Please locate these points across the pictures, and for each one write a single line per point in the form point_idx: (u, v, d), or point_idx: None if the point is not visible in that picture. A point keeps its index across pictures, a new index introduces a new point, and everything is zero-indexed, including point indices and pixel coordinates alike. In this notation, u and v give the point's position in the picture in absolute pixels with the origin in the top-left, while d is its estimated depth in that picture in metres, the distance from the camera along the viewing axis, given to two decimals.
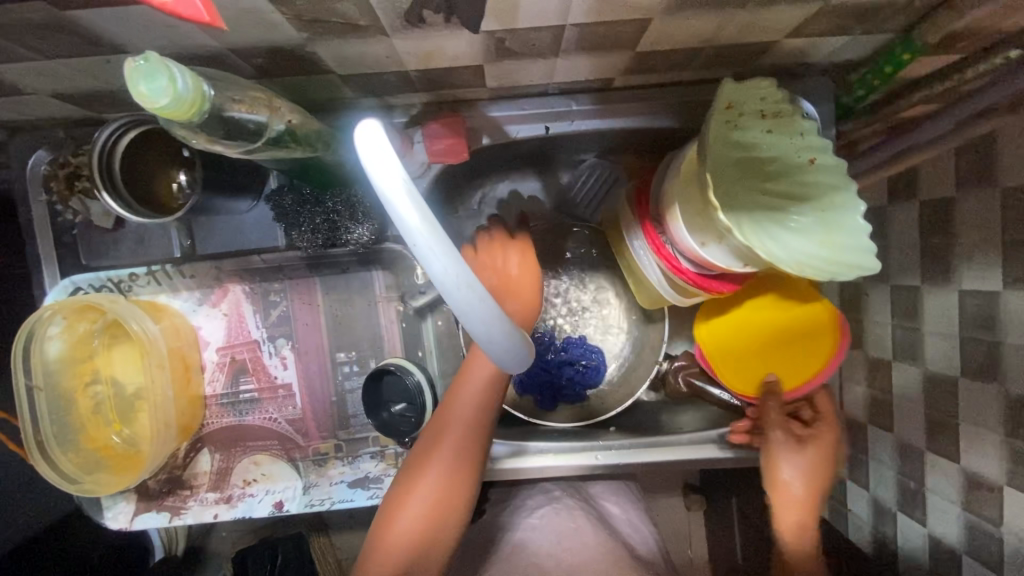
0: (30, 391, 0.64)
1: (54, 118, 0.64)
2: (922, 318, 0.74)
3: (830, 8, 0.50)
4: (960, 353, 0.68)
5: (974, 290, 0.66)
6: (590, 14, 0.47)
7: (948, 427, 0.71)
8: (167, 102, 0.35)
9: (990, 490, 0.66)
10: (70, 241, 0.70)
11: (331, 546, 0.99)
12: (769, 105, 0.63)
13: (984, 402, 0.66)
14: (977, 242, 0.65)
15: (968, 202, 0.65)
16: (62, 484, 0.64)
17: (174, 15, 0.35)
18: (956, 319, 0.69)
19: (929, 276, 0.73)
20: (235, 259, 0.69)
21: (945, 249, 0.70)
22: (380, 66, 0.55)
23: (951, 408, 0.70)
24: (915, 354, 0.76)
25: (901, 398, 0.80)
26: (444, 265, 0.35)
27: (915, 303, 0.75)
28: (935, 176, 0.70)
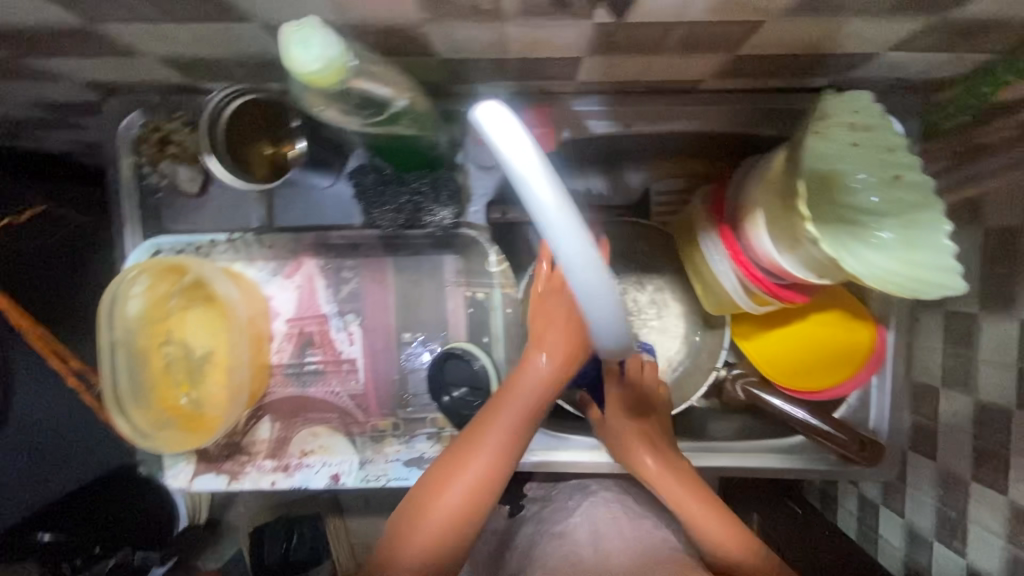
0: (113, 345, 0.66)
1: (152, 84, 0.66)
2: (976, 346, 0.73)
3: (941, 24, 0.50)
4: (1015, 384, 0.68)
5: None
6: (706, 13, 0.47)
7: (998, 457, 0.70)
8: (317, 66, 0.36)
9: None
10: (154, 203, 0.72)
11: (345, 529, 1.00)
12: (862, 117, 0.62)
13: None
14: None
15: None
16: (134, 438, 0.66)
17: None
18: (1014, 350, 0.68)
19: (988, 305, 0.71)
20: (315, 233, 0.70)
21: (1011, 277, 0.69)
22: (481, 52, 0.55)
23: (1002, 439, 0.70)
24: (967, 382, 0.75)
25: (949, 426, 0.78)
26: (577, 245, 0.36)
27: (970, 330, 0.74)
28: (1002, 207, 0.66)
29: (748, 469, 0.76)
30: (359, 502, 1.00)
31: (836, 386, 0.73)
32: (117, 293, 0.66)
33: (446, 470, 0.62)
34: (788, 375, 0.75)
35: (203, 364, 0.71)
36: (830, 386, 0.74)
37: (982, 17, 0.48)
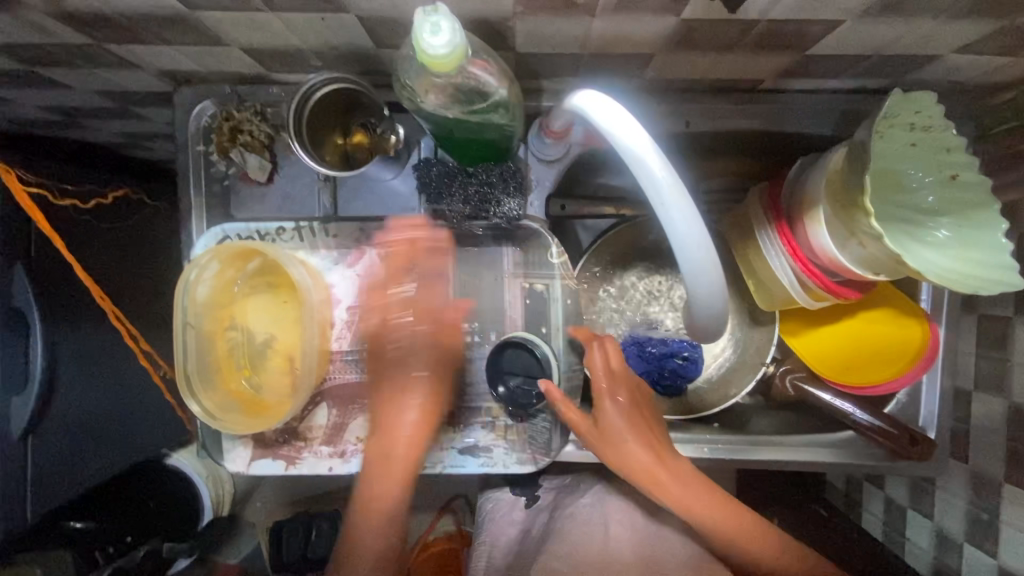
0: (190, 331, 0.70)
1: (228, 73, 0.68)
2: (1012, 348, 0.74)
3: (1010, 28, 0.52)
4: None
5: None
6: (789, 12, 0.49)
7: None
8: (443, 51, 0.38)
9: None
10: (219, 190, 0.74)
11: None
12: (923, 119, 0.63)
13: None
14: None
15: None
16: (204, 419, 0.70)
17: None
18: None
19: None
20: (381, 223, 0.72)
21: None
22: (558, 48, 0.57)
23: None
24: (1000, 385, 0.76)
25: (980, 429, 0.79)
26: (689, 219, 0.38)
27: (1004, 333, 0.76)
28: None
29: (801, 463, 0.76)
30: None
31: (885, 379, 0.74)
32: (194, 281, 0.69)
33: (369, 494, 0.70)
34: (836, 370, 0.76)
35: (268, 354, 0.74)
36: (879, 380, 0.75)
37: None
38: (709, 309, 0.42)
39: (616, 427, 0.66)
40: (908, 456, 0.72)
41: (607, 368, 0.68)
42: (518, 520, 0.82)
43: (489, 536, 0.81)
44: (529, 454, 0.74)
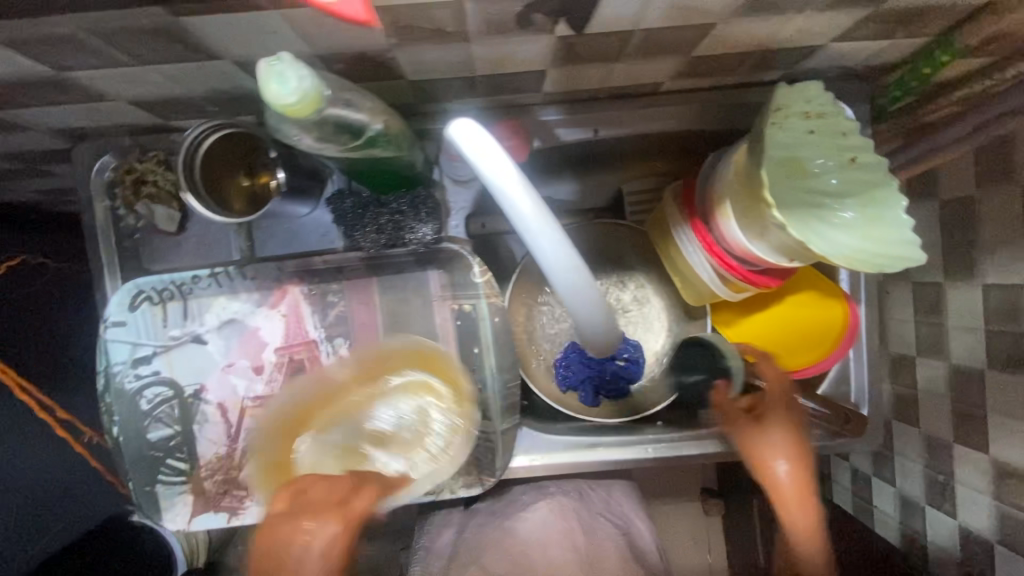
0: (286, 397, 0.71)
1: (122, 125, 0.66)
2: (946, 313, 0.77)
3: (878, 14, 0.53)
4: (987, 347, 0.71)
5: (998, 284, 0.69)
6: (660, 20, 0.50)
7: (977, 418, 0.73)
8: (293, 98, 0.37)
9: (1021, 479, 0.68)
10: (132, 245, 0.72)
11: None
12: (815, 106, 0.65)
13: (1013, 392, 0.68)
14: (1000, 238, 0.68)
15: (994, 198, 0.68)
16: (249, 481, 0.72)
17: (337, 16, 0.37)
18: (981, 312, 0.72)
19: (952, 274, 0.75)
20: (298, 259, 0.71)
21: (967, 246, 0.72)
22: (448, 71, 0.57)
23: (979, 401, 0.73)
24: (940, 348, 0.79)
25: (927, 394, 0.81)
26: (554, 244, 0.39)
27: (938, 299, 0.78)
28: (955, 176, 0.73)
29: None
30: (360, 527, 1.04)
31: (814, 361, 0.76)
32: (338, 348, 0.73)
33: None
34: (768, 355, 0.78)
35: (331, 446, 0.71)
36: (809, 361, 0.77)
37: (915, 5, 0.52)
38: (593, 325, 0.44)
39: (784, 442, 0.65)
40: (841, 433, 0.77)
41: (778, 378, 0.69)
42: (453, 521, 0.84)
43: (426, 541, 0.82)
44: (475, 476, 0.73)
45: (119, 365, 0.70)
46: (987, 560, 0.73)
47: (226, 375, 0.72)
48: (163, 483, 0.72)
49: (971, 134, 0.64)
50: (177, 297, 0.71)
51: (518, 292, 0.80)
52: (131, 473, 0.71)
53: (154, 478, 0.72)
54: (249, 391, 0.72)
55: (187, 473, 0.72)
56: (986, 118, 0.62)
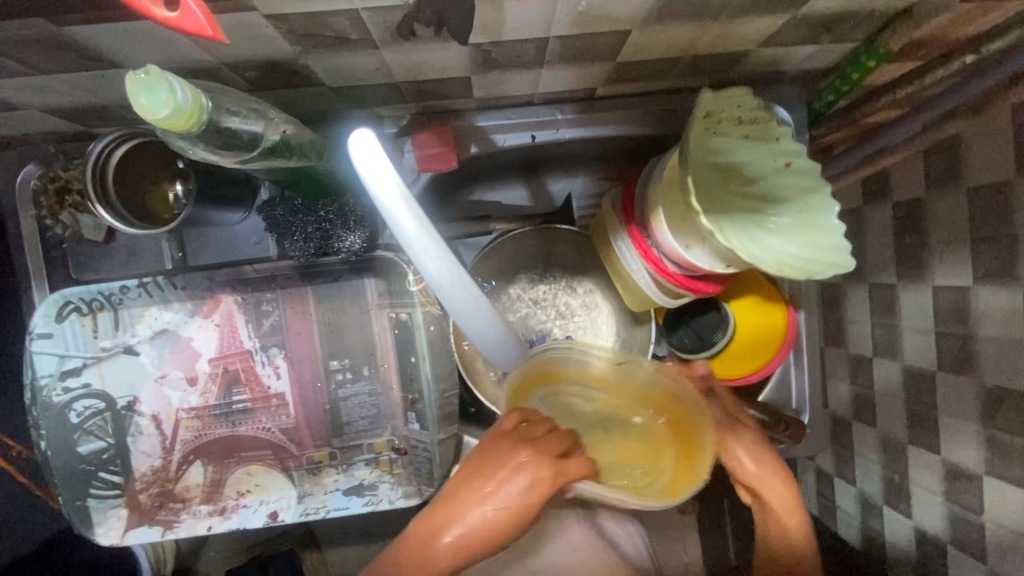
0: (612, 358, 0.62)
1: (44, 134, 0.65)
2: (899, 314, 0.77)
3: (796, 20, 0.53)
4: (937, 348, 0.71)
5: (947, 285, 0.68)
6: (571, 27, 0.49)
7: (929, 419, 0.73)
8: (167, 112, 0.36)
9: (970, 480, 0.68)
10: (60, 254, 0.70)
11: (324, 562, 1.12)
12: (746, 112, 0.65)
13: (961, 393, 0.68)
14: (948, 239, 0.67)
15: (940, 200, 0.68)
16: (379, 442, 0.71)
17: (179, 31, 0.34)
18: (931, 314, 0.72)
19: (905, 274, 0.75)
20: (228, 269, 0.70)
21: (918, 247, 0.72)
22: (369, 78, 0.56)
23: (930, 402, 0.73)
24: (895, 350, 0.79)
25: (884, 395, 0.82)
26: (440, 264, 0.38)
27: (892, 300, 0.78)
28: (906, 173, 0.73)
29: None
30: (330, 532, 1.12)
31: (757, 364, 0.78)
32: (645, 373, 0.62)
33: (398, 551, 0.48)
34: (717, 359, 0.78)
35: (623, 465, 0.59)
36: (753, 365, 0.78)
37: (831, 10, 0.51)
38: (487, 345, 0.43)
39: (742, 433, 0.60)
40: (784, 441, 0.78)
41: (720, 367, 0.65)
42: None
43: None
44: (415, 487, 0.73)
45: (45, 378, 0.69)
46: (941, 562, 0.73)
47: (159, 386, 0.71)
48: (95, 497, 0.71)
49: (916, 135, 0.65)
50: (107, 308, 0.69)
51: None
52: (61, 488, 0.70)
53: (85, 492, 0.70)
54: (183, 402, 0.71)
55: (121, 486, 0.71)
56: (926, 119, 0.63)
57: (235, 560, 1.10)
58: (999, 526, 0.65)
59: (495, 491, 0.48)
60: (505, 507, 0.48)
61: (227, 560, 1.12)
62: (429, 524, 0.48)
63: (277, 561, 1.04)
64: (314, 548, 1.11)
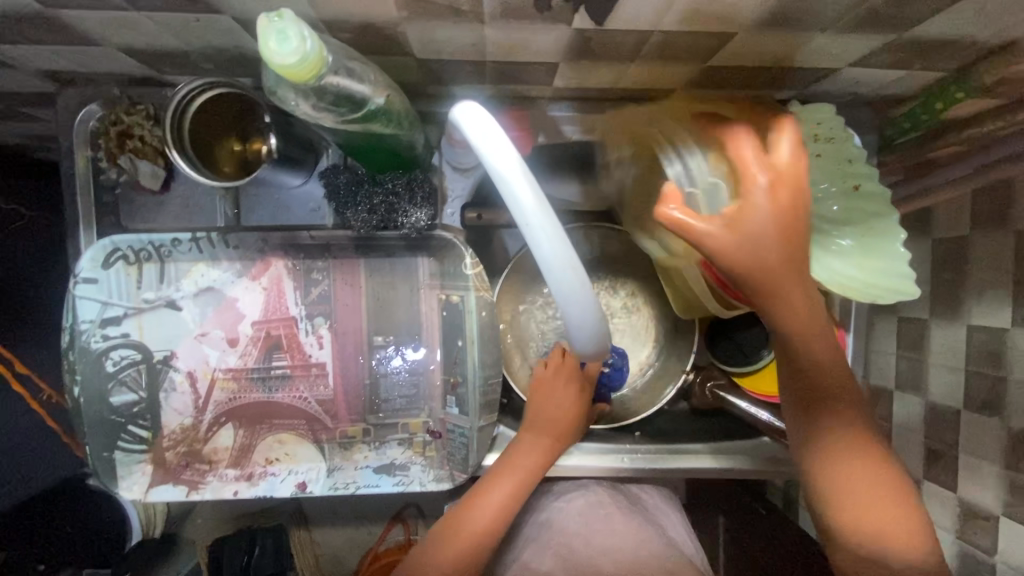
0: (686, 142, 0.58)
1: (111, 74, 0.63)
2: (928, 350, 0.77)
3: (897, 42, 0.53)
4: (965, 386, 0.71)
5: (982, 325, 0.69)
6: (680, 23, 0.48)
7: (948, 456, 0.74)
8: (293, 59, 0.35)
9: (985, 520, 0.70)
10: (111, 200, 0.69)
11: (311, 541, 1.12)
12: (824, 130, 0.65)
13: (987, 435, 0.69)
14: (989, 280, 0.68)
15: (985, 241, 0.68)
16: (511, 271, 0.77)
17: None
18: (962, 353, 0.72)
19: (939, 311, 0.75)
20: (284, 233, 0.69)
21: (957, 285, 0.72)
22: (457, 53, 0.55)
23: (952, 439, 0.74)
24: (919, 385, 0.79)
25: (900, 429, 0.82)
26: (555, 246, 0.37)
27: (922, 335, 0.78)
28: (952, 215, 0.73)
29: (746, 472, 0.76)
30: (320, 513, 1.13)
31: None
32: (705, 194, 0.52)
33: (467, 505, 0.66)
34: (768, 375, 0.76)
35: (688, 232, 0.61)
36: None
37: (934, 37, 0.51)
38: (583, 331, 0.43)
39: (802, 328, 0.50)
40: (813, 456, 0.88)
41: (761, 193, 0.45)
42: None
43: None
44: (447, 471, 0.72)
45: (86, 324, 0.67)
46: None
47: (198, 344, 0.70)
48: (122, 450, 0.69)
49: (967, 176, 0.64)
50: (154, 259, 0.68)
51: (504, 297, 0.79)
52: (89, 437, 0.69)
53: (112, 444, 0.69)
54: (221, 362, 0.70)
55: (148, 441, 0.70)
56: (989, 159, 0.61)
57: (222, 530, 1.10)
58: (1010, 568, 0.66)
59: (540, 419, 0.71)
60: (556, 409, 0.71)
61: (211, 530, 1.11)
62: (484, 484, 0.67)
63: (266, 535, 1.06)
64: (304, 526, 1.12)
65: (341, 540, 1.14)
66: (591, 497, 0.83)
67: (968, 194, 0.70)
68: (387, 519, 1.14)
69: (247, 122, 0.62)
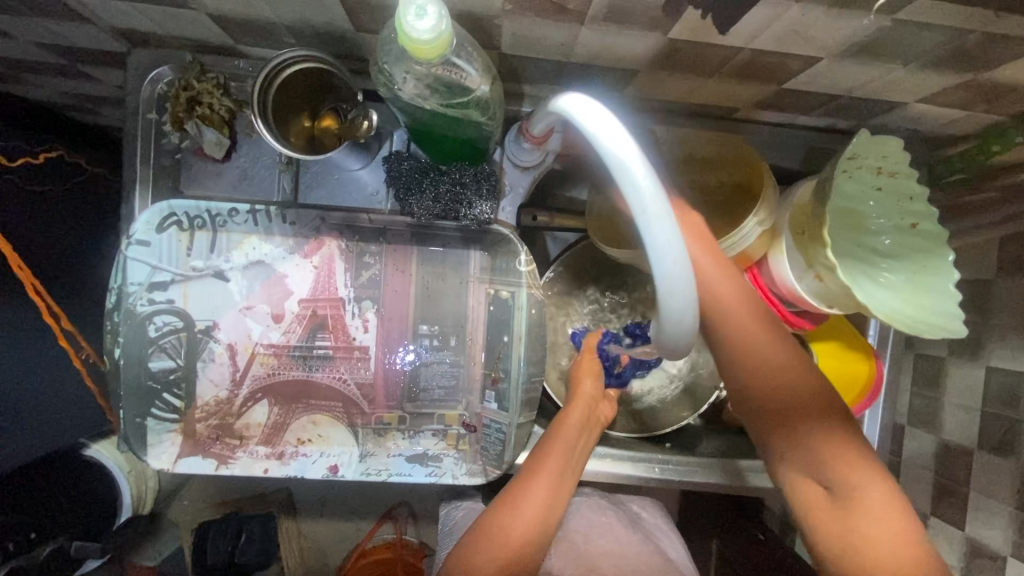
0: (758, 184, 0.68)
1: (189, 39, 0.62)
2: (943, 388, 0.78)
3: (971, 83, 0.54)
4: (980, 426, 0.73)
5: (1003, 367, 0.71)
6: (774, 43, 0.50)
7: (958, 495, 0.76)
8: (427, 37, 0.36)
9: (993, 559, 0.71)
10: (170, 164, 0.69)
11: (298, 532, 1.10)
12: (890, 163, 0.65)
13: (1001, 476, 0.70)
14: (1013, 324, 0.70)
15: (1015, 286, 0.70)
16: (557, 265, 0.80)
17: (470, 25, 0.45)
18: (979, 394, 0.73)
19: (956, 350, 0.77)
20: (344, 214, 0.69)
21: (978, 327, 0.74)
22: (543, 51, 0.56)
23: (964, 478, 0.75)
24: (931, 421, 0.80)
25: (909, 464, 0.83)
26: (671, 233, 0.38)
27: (938, 373, 0.79)
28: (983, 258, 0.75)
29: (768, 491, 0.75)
30: (311, 505, 1.11)
31: None
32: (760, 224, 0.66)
33: (500, 510, 0.63)
34: None
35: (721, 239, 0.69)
36: None
37: (1007, 82, 0.53)
38: (678, 327, 0.42)
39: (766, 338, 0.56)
40: None
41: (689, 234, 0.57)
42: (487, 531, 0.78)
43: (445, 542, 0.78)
44: (480, 466, 0.72)
45: (134, 286, 0.66)
46: None
47: (243, 317, 0.69)
48: (154, 417, 0.68)
49: None
50: (207, 227, 0.68)
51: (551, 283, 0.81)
52: (123, 400, 0.67)
53: (146, 410, 0.68)
54: (264, 338, 0.69)
55: (181, 411, 0.69)
56: None
57: (211, 514, 1.07)
58: None
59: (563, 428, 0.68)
60: (577, 428, 0.69)
61: (198, 515, 1.08)
62: (501, 506, 0.63)
63: (253, 522, 1.04)
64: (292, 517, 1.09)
65: (327, 534, 1.11)
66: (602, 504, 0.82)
67: (996, 238, 0.72)
68: (378, 514, 1.12)
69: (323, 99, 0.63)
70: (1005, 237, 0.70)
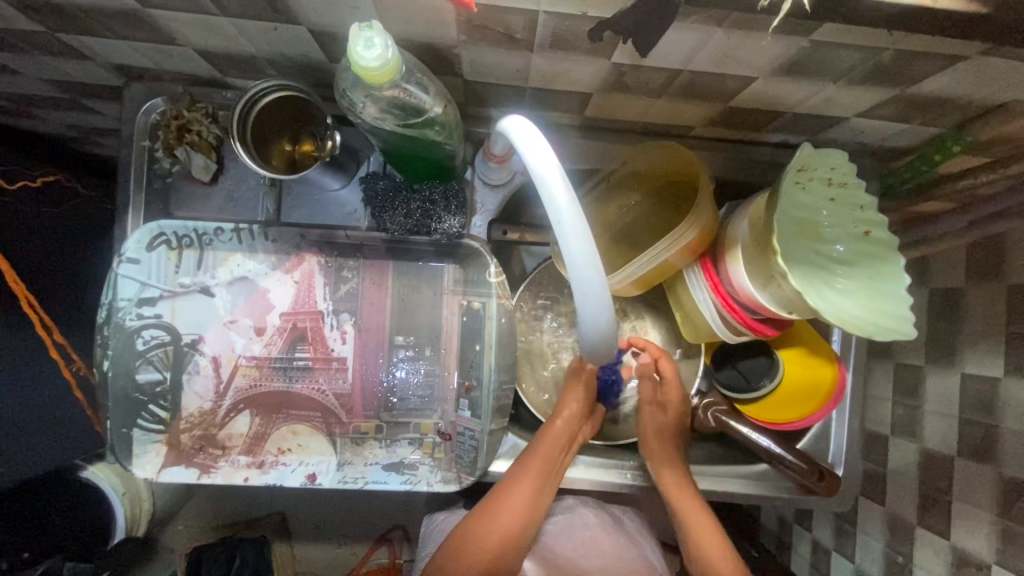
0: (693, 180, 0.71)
1: (181, 74, 0.67)
2: (923, 397, 0.80)
3: (901, 97, 0.58)
4: (959, 433, 0.74)
5: (975, 373, 0.72)
6: (710, 65, 0.54)
7: (940, 503, 0.76)
8: (375, 64, 0.40)
9: (978, 568, 0.71)
10: (161, 187, 0.73)
11: (291, 557, 1.10)
12: (838, 174, 0.68)
13: (981, 482, 0.71)
14: (982, 332, 0.72)
15: (978, 293, 0.72)
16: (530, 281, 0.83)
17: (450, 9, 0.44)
18: (956, 401, 0.75)
19: (932, 359, 0.79)
20: (321, 231, 0.73)
21: (950, 335, 0.76)
22: (502, 77, 0.61)
23: (945, 486, 0.75)
24: (914, 431, 0.81)
25: (895, 474, 0.84)
26: (582, 243, 0.41)
27: (917, 382, 0.81)
28: (946, 267, 0.77)
29: (723, 493, 0.82)
30: (304, 528, 1.12)
31: (792, 417, 0.79)
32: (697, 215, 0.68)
33: (485, 512, 0.68)
34: (774, 405, 0.80)
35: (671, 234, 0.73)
36: (793, 414, 0.79)
37: (936, 95, 0.57)
38: (597, 329, 0.46)
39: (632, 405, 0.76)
40: (815, 488, 0.78)
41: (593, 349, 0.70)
42: None
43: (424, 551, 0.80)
44: (454, 473, 0.74)
45: (123, 302, 0.70)
46: None
47: (226, 330, 0.72)
48: (140, 428, 0.71)
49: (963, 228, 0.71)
50: (194, 246, 0.71)
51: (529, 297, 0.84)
52: (110, 412, 0.70)
53: (132, 421, 0.71)
54: (246, 350, 0.72)
55: (166, 422, 0.72)
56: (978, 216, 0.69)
57: (203, 538, 1.08)
58: None
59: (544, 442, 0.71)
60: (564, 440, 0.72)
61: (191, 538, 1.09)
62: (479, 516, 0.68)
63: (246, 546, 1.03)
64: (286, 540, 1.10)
65: (320, 558, 1.12)
66: (581, 518, 0.83)
67: (962, 248, 0.75)
68: (372, 541, 1.12)
69: (298, 124, 0.67)
70: (969, 246, 0.73)
